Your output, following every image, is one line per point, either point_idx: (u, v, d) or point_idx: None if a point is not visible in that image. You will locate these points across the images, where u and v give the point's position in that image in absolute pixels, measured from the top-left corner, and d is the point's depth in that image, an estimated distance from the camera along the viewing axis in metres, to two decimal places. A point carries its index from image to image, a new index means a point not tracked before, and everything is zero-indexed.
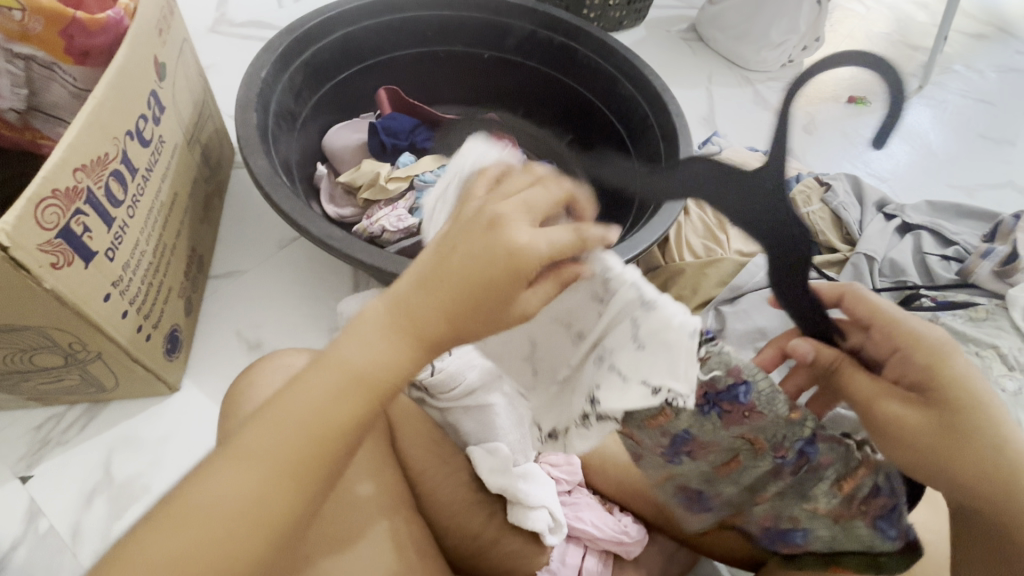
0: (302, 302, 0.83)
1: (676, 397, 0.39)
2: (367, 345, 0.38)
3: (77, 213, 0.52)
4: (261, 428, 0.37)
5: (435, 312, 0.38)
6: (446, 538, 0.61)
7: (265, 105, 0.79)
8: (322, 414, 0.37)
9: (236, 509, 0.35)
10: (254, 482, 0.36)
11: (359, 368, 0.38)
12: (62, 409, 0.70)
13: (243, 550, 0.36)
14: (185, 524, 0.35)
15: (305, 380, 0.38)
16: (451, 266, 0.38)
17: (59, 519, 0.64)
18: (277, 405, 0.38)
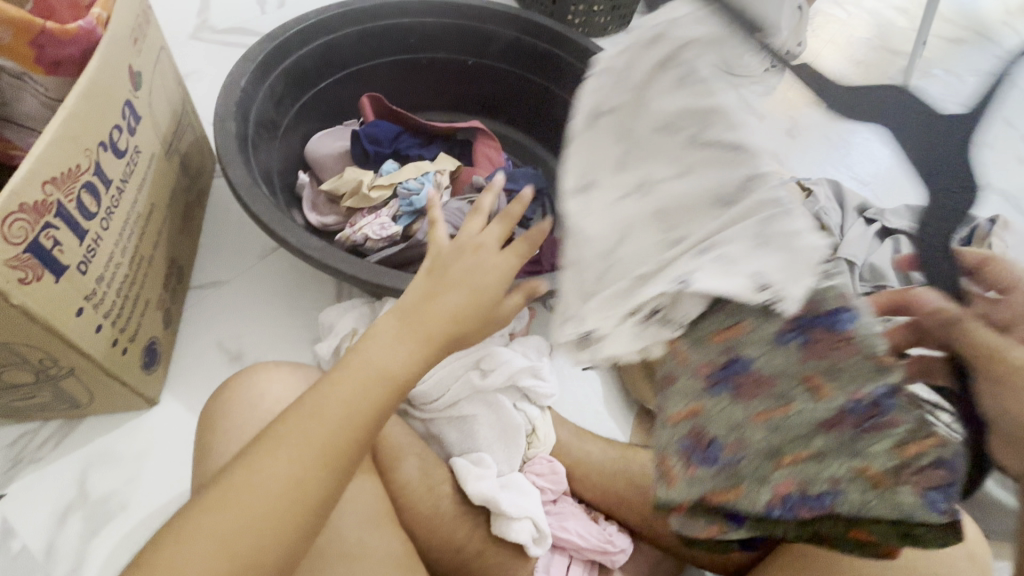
0: (283, 312, 0.82)
1: (778, 304, 0.36)
2: (390, 348, 0.46)
3: (47, 227, 0.51)
4: (301, 420, 0.42)
5: (442, 319, 0.48)
6: (429, 550, 0.61)
7: (244, 113, 0.78)
8: (354, 407, 0.43)
9: (281, 487, 0.40)
10: (300, 466, 0.41)
11: (384, 367, 0.45)
12: (35, 425, 0.68)
13: (287, 526, 0.40)
14: (235, 504, 0.39)
15: (337, 379, 0.44)
16: (447, 282, 0.50)
17: (31, 539, 0.62)
18: (313, 399, 0.43)
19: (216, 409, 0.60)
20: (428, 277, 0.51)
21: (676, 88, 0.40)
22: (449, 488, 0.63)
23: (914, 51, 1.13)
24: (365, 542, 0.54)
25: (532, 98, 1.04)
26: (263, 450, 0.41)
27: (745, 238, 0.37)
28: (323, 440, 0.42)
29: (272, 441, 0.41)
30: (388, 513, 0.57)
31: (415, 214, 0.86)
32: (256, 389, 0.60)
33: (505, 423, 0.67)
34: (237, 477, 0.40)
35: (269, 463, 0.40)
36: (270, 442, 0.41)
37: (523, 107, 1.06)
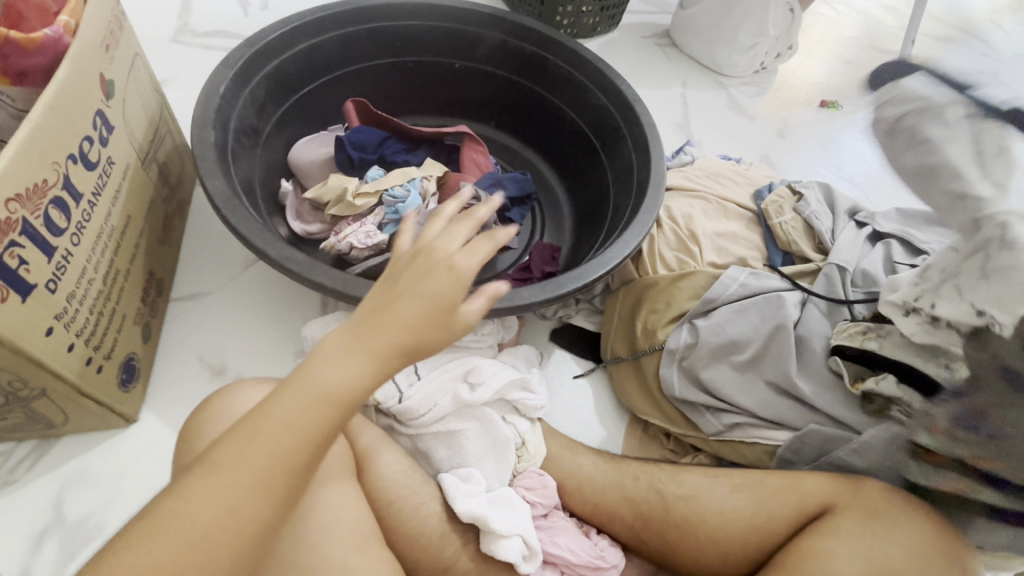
0: (266, 324, 0.80)
1: (996, 324, 0.49)
2: (333, 364, 0.42)
3: (12, 245, 0.49)
4: (236, 444, 0.40)
5: (390, 333, 0.43)
6: (416, 571, 0.59)
7: (224, 121, 0.76)
8: (289, 431, 0.41)
9: (213, 514, 0.38)
10: (229, 493, 0.39)
11: (324, 385, 0.42)
12: (10, 446, 0.66)
13: (222, 554, 0.38)
14: (169, 530, 0.37)
15: (278, 399, 0.41)
16: (399, 289, 0.44)
17: (5, 565, 0.60)
18: (254, 419, 0.41)
19: (194, 429, 0.58)
20: (382, 284, 0.46)
21: (912, 150, 0.51)
22: (438, 505, 0.61)
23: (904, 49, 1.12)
24: (349, 566, 0.52)
25: (521, 101, 1.03)
26: (200, 475, 0.39)
27: (975, 273, 0.50)
28: (256, 466, 0.40)
29: (207, 465, 0.40)
30: (375, 533, 0.56)
31: (401, 221, 0.85)
32: (234, 408, 0.58)
33: (495, 437, 0.66)
34: (169, 504, 0.38)
35: (200, 489, 0.39)
36: (205, 466, 0.39)
37: (512, 111, 1.05)
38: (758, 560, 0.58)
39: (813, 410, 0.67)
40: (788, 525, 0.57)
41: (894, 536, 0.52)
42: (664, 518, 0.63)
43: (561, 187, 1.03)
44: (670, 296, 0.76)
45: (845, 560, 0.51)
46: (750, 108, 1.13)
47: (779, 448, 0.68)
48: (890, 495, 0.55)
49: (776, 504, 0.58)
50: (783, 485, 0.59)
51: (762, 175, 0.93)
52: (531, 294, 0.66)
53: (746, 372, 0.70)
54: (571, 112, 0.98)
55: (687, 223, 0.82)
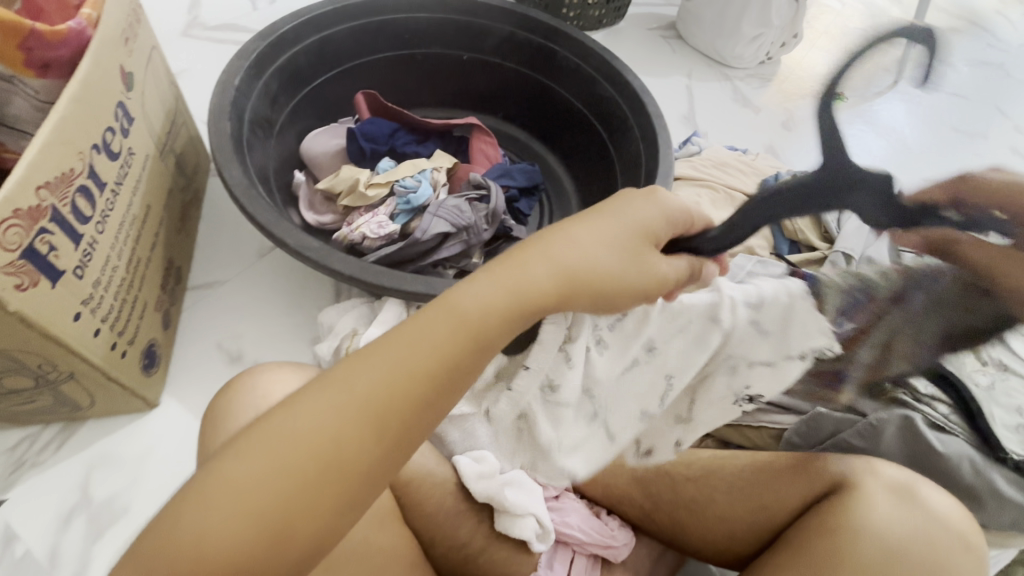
0: (282, 312, 0.82)
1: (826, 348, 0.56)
2: (479, 295, 0.43)
3: (42, 232, 0.51)
4: (365, 362, 0.40)
5: (550, 272, 0.44)
6: (433, 548, 0.61)
7: (239, 113, 0.77)
8: (422, 357, 0.40)
9: (327, 428, 0.37)
10: (348, 409, 0.38)
11: (468, 311, 0.42)
12: (37, 429, 0.68)
13: (326, 477, 0.37)
14: (281, 438, 0.37)
15: (417, 322, 0.42)
16: (589, 218, 0.47)
17: (36, 542, 0.62)
18: (390, 341, 0.41)
19: (219, 410, 0.60)
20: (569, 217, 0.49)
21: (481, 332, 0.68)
22: (453, 485, 0.63)
23: None
24: (370, 542, 0.54)
25: (530, 92, 1.04)
26: (322, 387, 0.39)
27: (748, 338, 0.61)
28: (383, 385, 0.39)
29: (331, 379, 0.39)
30: (392, 511, 0.58)
31: (412, 212, 0.86)
32: (258, 390, 0.60)
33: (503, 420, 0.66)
34: (283, 414, 0.38)
35: (321, 398, 0.38)
36: (330, 378, 0.39)
37: (520, 103, 1.06)
38: (766, 537, 0.59)
39: None
40: (796, 501, 0.58)
41: (901, 513, 0.53)
42: (672, 496, 0.65)
43: (568, 179, 1.04)
44: None
45: (854, 534, 0.52)
46: (757, 99, 1.14)
47: (786, 431, 0.69)
48: (896, 474, 0.57)
49: (782, 483, 0.60)
50: (790, 466, 0.60)
51: (767, 167, 0.95)
52: None
53: None
54: (579, 103, 0.99)
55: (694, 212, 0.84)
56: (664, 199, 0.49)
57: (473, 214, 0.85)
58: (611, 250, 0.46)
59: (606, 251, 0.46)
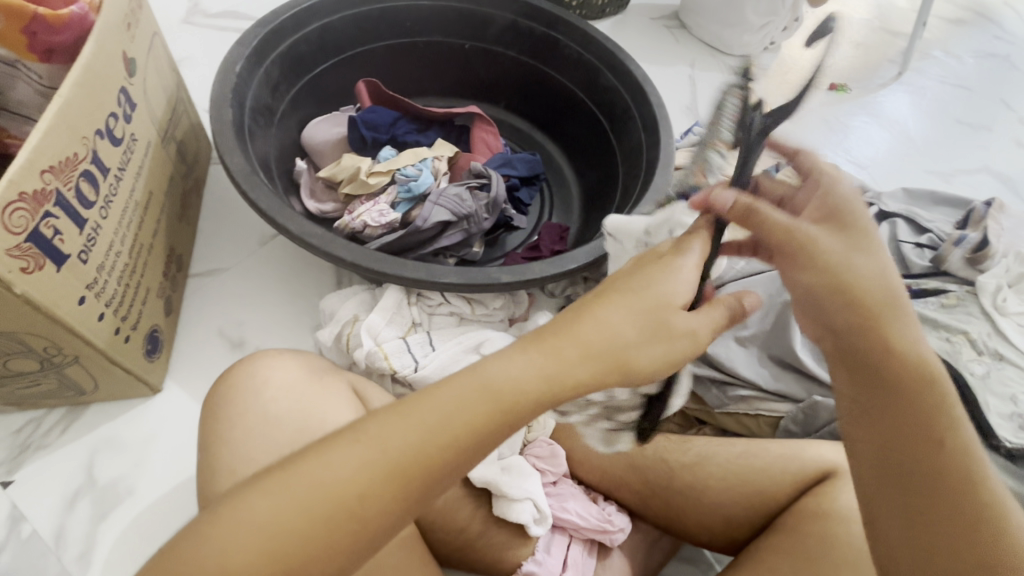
0: (282, 300, 0.82)
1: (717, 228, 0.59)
2: (513, 371, 0.40)
3: (47, 216, 0.51)
4: (392, 422, 0.39)
5: (583, 351, 0.40)
6: (432, 532, 0.62)
7: (241, 100, 0.77)
8: (446, 426, 0.38)
9: (347, 485, 0.37)
10: (366, 469, 0.37)
11: (497, 387, 0.39)
12: (41, 413, 0.69)
13: (336, 533, 0.37)
14: (300, 487, 0.37)
15: (447, 388, 0.40)
16: (621, 291, 0.42)
17: (42, 523, 0.63)
18: (419, 404, 0.39)
19: (221, 395, 0.60)
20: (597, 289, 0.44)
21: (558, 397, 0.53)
22: None
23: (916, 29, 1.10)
24: None
25: (532, 81, 1.04)
26: (347, 439, 0.39)
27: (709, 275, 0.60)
28: (403, 449, 0.38)
29: (354, 434, 0.39)
30: None
31: (413, 200, 0.86)
32: (259, 376, 0.60)
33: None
34: (303, 463, 0.38)
35: (341, 452, 0.38)
36: (354, 431, 0.39)
37: (521, 92, 1.06)
38: (758, 524, 0.60)
39: (818, 383, 0.69)
40: (791, 487, 0.59)
41: None
42: (669, 483, 0.64)
43: (570, 168, 1.05)
44: None
45: (844, 519, 0.54)
46: None
47: (782, 419, 0.70)
48: None
49: (777, 469, 0.60)
50: (785, 453, 0.61)
51: None
52: (542, 269, 0.68)
53: (752, 346, 0.72)
54: (581, 92, 0.99)
55: None
56: (694, 269, 0.43)
57: (474, 203, 0.86)
58: (650, 333, 0.41)
59: (653, 341, 0.40)
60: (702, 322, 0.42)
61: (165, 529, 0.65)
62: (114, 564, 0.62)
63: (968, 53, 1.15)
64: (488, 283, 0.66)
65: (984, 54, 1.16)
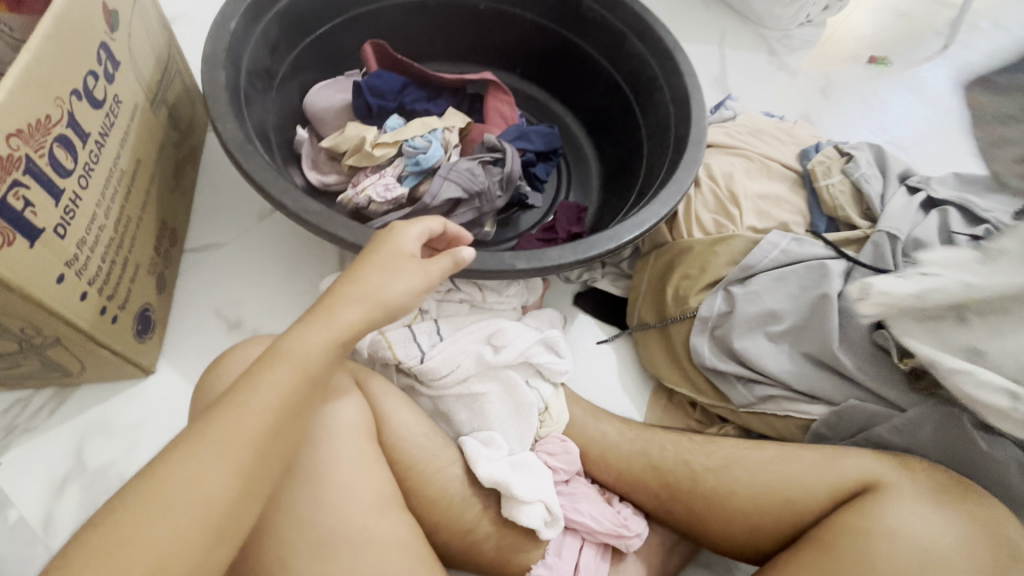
0: (283, 279, 0.78)
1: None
2: (318, 339, 0.45)
3: (15, 185, 0.46)
4: (222, 419, 0.41)
5: (363, 305, 0.47)
6: (436, 534, 0.58)
7: (236, 62, 0.71)
8: (273, 402, 0.42)
9: (201, 485, 0.39)
10: (223, 463, 0.40)
11: (308, 357, 0.44)
12: (28, 393, 0.65)
13: (205, 529, 0.38)
14: (156, 507, 0.37)
15: (262, 371, 0.43)
16: (372, 256, 0.50)
17: (29, 509, 0.61)
18: (239, 393, 0.42)
19: (207, 385, 0.55)
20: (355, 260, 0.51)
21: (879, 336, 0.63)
22: (459, 468, 0.60)
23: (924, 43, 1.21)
24: (369, 529, 0.50)
25: (551, 48, 0.96)
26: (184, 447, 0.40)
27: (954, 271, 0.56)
28: (252, 435, 0.41)
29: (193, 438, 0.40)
30: (395, 496, 0.54)
31: (421, 174, 0.80)
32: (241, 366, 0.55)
33: (516, 403, 0.65)
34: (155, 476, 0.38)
35: (190, 456, 0.39)
36: (199, 437, 0.40)
37: (538, 59, 0.98)
38: (788, 535, 0.56)
39: (857, 387, 0.64)
40: (827, 496, 0.54)
41: (942, 516, 0.50)
42: (692, 487, 0.60)
43: (589, 143, 0.98)
44: (705, 261, 0.73)
45: (887, 539, 0.49)
46: (795, 66, 1.21)
47: (814, 422, 0.65)
48: (937, 474, 0.52)
49: (810, 475, 0.56)
50: (820, 462, 0.56)
51: (808, 136, 0.89)
52: (561, 255, 0.63)
53: (783, 343, 0.68)
54: (604, 61, 0.92)
55: (727, 183, 0.78)
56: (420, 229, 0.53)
57: (487, 178, 0.79)
58: (395, 274, 0.49)
59: (400, 281, 0.49)
60: (431, 267, 0.51)
61: None
62: None
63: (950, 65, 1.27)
64: (503, 270, 0.61)
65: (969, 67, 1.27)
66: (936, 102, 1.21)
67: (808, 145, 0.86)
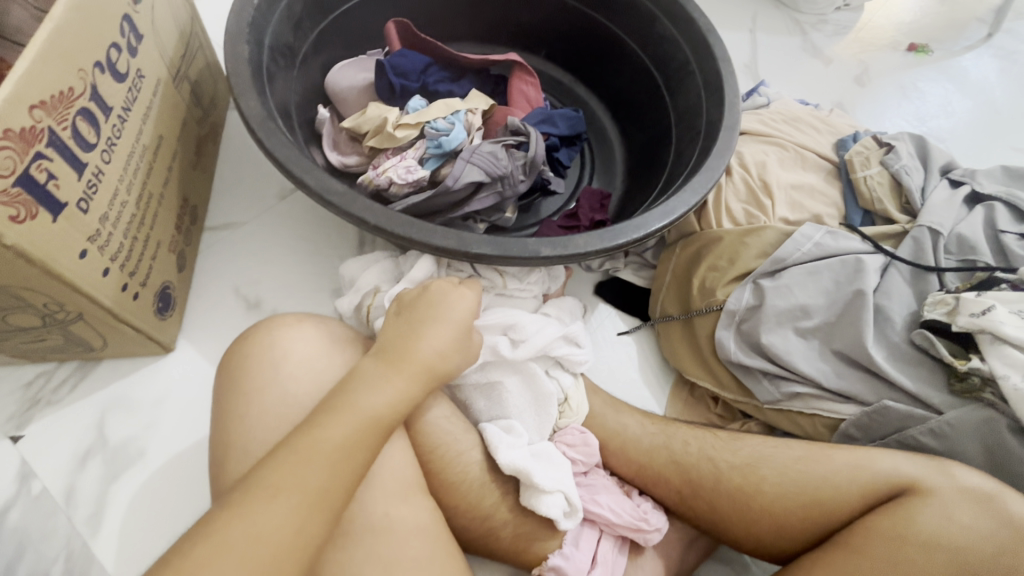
0: (302, 260, 0.77)
1: None
2: (378, 394, 0.49)
3: (39, 157, 0.46)
4: (299, 466, 0.43)
5: (418, 368, 0.52)
6: (454, 520, 0.58)
7: (259, 38, 0.70)
8: (346, 454, 0.44)
9: (277, 533, 0.40)
10: (298, 511, 0.41)
11: (371, 411, 0.47)
12: (52, 366, 0.66)
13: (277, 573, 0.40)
14: (233, 552, 0.39)
15: (334, 422, 0.46)
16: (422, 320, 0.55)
17: (53, 481, 0.61)
18: (311, 442, 0.44)
19: (237, 364, 0.56)
20: (404, 320, 0.56)
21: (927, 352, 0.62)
22: (478, 454, 0.59)
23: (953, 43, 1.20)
24: (391, 517, 0.51)
25: (578, 28, 0.93)
26: (257, 494, 0.41)
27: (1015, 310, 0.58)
28: (326, 483, 0.43)
29: (269, 487, 0.42)
30: (415, 482, 0.53)
31: (444, 156, 0.78)
32: (277, 350, 0.56)
33: (536, 394, 0.63)
34: (234, 524, 0.40)
35: (274, 505, 0.41)
36: (280, 487, 0.42)
37: (565, 40, 0.95)
38: (818, 538, 0.54)
39: (891, 386, 0.62)
40: (859, 499, 0.52)
41: (981, 522, 0.48)
42: (715, 484, 0.59)
43: (614, 129, 0.96)
44: (735, 253, 0.71)
45: (920, 544, 0.48)
46: (829, 51, 1.17)
47: (843, 422, 0.63)
48: (977, 480, 0.50)
49: (843, 475, 0.54)
50: (853, 463, 0.54)
51: (844, 124, 0.85)
52: (587, 243, 0.61)
53: (812, 339, 0.66)
54: (633, 43, 0.88)
55: (759, 171, 0.76)
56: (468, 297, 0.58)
57: (510, 162, 0.78)
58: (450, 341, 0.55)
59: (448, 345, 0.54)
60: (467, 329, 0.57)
61: (176, 496, 0.62)
62: (127, 528, 0.60)
63: (990, 52, 1.22)
64: (527, 257, 0.59)
65: (1011, 55, 1.22)
66: (976, 91, 1.16)
67: (844, 134, 0.83)
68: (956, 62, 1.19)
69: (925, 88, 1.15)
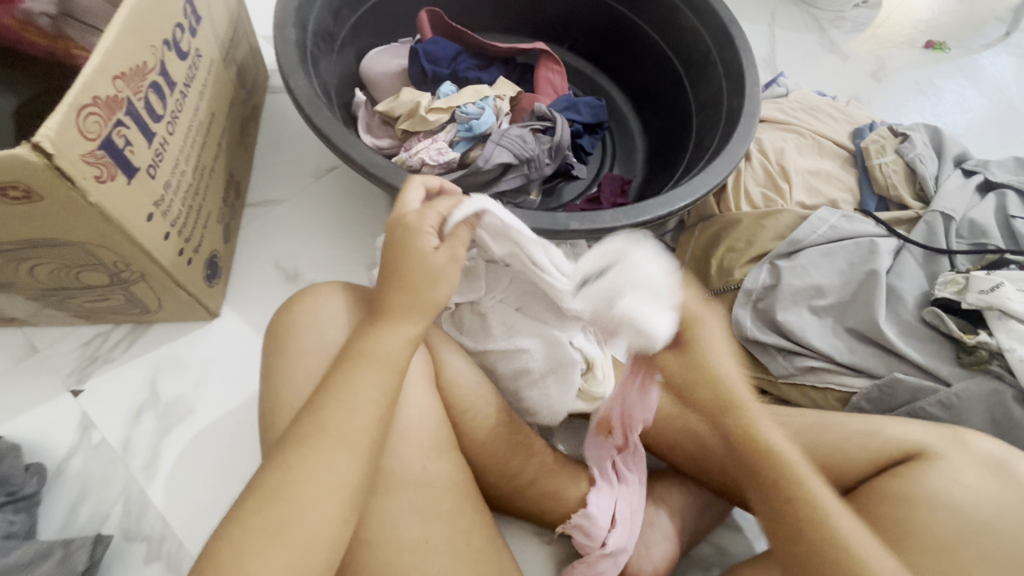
0: (338, 235, 0.81)
1: None
2: (395, 340, 0.50)
3: (118, 124, 0.50)
4: (337, 414, 0.45)
5: (419, 311, 0.51)
6: (484, 476, 0.62)
7: (304, 22, 0.74)
8: (372, 398, 0.47)
9: (327, 478, 0.43)
10: (345, 454, 0.44)
11: (389, 357, 0.49)
12: (108, 327, 0.71)
13: (329, 516, 0.42)
14: (287, 491, 0.42)
15: (359, 374, 0.47)
16: (404, 260, 0.51)
17: (110, 433, 0.66)
18: (340, 392, 0.46)
19: (279, 329, 0.58)
20: (390, 268, 0.52)
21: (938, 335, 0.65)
22: (506, 417, 0.63)
23: (970, 42, 1.23)
24: (428, 468, 0.54)
25: (603, 20, 0.96)
26: (301, 443, 0.44)
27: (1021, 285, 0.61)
28: (364, 426, 0.45)
29: (317, 434, 0.44)
30: (450, 437, 0.57)
31: (473, 139, 0.82)
32: (314, 316, 0.58)
33: (609, 288, 0.53)
34: (291, 470, 0.42)
35: (318, 455, 0.43)
36: (319, 437, 0.44)
37: (588, 31, 0.99)
38: None
39: (901, 360, 0.65)
40: (872, 461, 0.56)
41: (990, 485, 0.51)
42: None
43: (635, 118, 0.99)
44: (752, 235, 0.74)
45: (932, 504, 0.51)
46: (846, 47, 1.19)
47: (854, 395, 0.66)
48: (986, 447, 0.54)
49: (852, 445, 0.58)
50: (863, 430, 0.58)
51: (862, 115, 0.88)
52: (614, 218, 0.64)
53: (825, 317, 0.69)
54: (655, 35, 0.92)
55: (778, 158, 0.79)
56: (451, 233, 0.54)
57: (537, 146, 0.81)
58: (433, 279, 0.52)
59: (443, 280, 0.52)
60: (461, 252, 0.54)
61: (222, 451, 0.66)
62: (178, 476, 0.64)
63: (1007, 50, 1.23)
64: (556, 228, 0.63)
65: None
66: (992, 88, 1.18)
67: (861, 124, 0.85)
68: (972, 60, 1.21)
69: (942, 84, 1.17)
